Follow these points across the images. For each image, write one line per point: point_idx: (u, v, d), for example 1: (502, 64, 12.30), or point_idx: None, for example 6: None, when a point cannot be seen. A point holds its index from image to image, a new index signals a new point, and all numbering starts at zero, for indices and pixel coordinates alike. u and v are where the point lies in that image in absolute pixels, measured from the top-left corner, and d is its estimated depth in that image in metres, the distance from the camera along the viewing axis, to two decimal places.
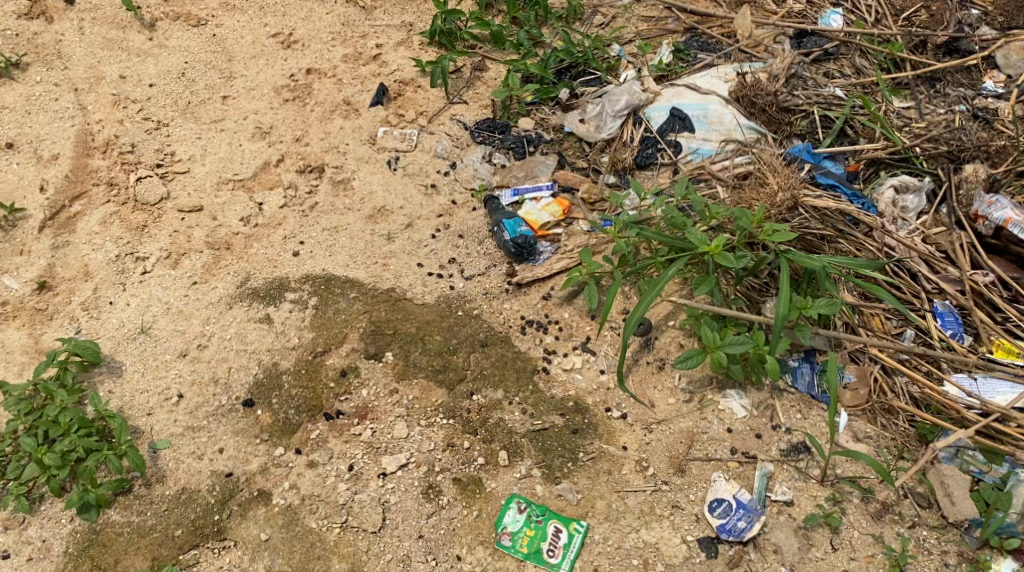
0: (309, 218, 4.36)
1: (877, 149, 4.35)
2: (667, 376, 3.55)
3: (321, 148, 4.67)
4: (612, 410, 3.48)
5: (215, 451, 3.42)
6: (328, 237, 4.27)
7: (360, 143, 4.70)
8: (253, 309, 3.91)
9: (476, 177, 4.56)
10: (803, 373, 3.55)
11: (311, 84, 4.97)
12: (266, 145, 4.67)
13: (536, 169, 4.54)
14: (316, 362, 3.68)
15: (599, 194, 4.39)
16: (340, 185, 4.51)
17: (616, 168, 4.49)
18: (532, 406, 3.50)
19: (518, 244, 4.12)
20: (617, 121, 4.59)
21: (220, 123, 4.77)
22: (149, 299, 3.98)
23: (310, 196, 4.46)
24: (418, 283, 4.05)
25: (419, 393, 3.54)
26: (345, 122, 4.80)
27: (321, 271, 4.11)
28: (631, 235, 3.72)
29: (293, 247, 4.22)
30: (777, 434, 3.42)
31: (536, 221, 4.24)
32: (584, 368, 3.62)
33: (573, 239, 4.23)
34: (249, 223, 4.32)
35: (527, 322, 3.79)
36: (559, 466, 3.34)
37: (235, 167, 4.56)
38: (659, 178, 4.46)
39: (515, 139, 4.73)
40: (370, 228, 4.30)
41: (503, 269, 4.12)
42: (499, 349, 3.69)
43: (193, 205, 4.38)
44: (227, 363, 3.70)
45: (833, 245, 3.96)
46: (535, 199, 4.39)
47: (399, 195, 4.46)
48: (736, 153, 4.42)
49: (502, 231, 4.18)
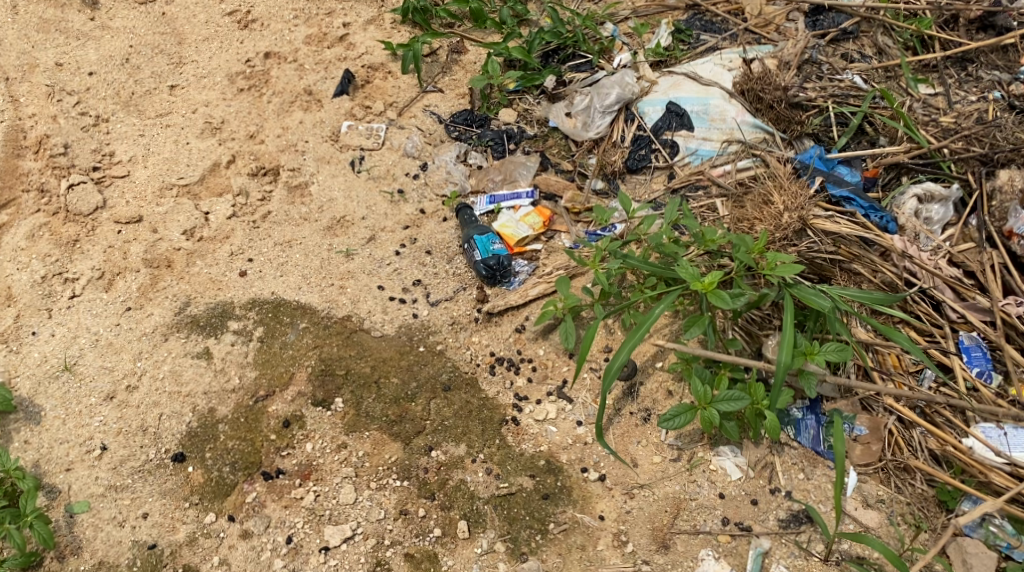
0: (260, 230, 3.91)
1: (900, 152, 3.83)
2: (652, 430, 3.12)
3: (277, 147, 4.20)
4: (588, 471, 3.05)
5: (139, 517, 3.06)
6: (280, 253, 3.82)
7: (321, 141, 4.24)
8: (190, 341, 3.51)
9: (449, 181, 4.08)
10: (808, 427, 3.12)
11: (270, 70, 4.47)
12: (217, 143, 4.21)
13: (516, 171, 4.05)
14: (257, 409, 3.28)
15: (585, 203, 3.90)
16: (296, 191, 4.06)
17: (605, 172, 3.98)
18: (498, 465, 3.08)
19: (491, 266, 3.60)
20: (606, 117, 4.08)
21: (166, 118, 4.30)
22: (76, 329, 3.57)
23: (262, 205, 4.02)
24: (377, 310, 3.57)
25: (371, 449, 3.13)
26: (306, 116, 4.32)
27: (270, 295, 3.66)
28: (614, 264, 3.25)
29: (241, 266, 3.78)
30: (776, 500, 3.00)
31: (513, 235, 3.77)
32: (559, 419, 3.17)
33: (554, 255, 3.75)
34: (192, 237, 3.88)
35: (497, 359, 3.36)
36: (526, 540, 2.93)
37: (180, 171, 4.10)
38: (653, 183, 3.96)
39: (494, 134, 4.24)
40: (327, 242, 3.85)
41: (473, 293, 3.61)
42: (464, 394, 3.25)
43: (131, 216, 3.93)
44: (158, 410, 3.31)
45: (846, 269, 3.45)
46: (512, 208, 3.91)
47: (361, 203, 3.99)
48: (740, 155, 3.91)
49: (473, 248, 3.67)
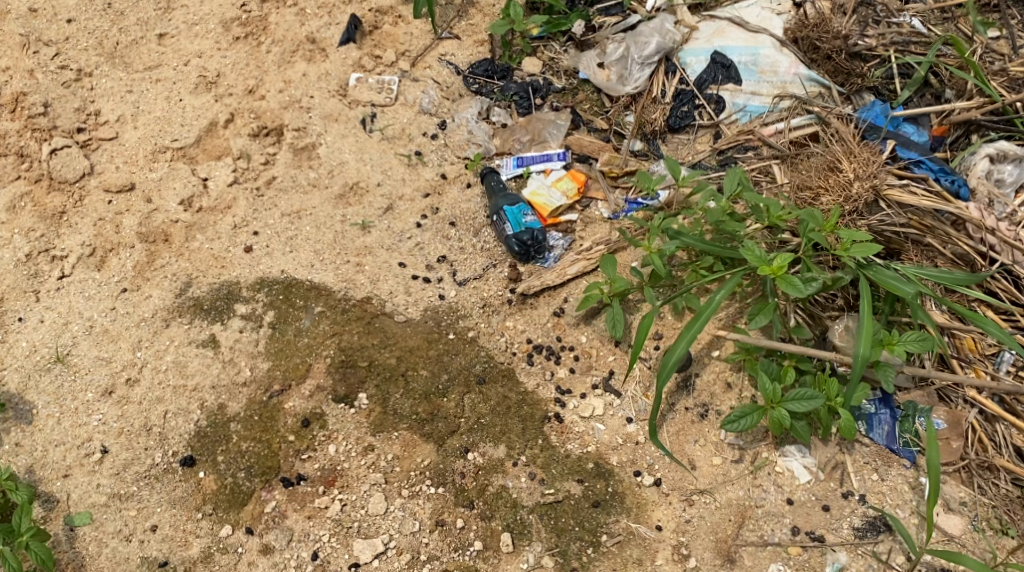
0: (264, 199, 3.55)
1: (972, 107, 3.43)
2: (710, 427, 2.84)
3: (279, 103, 3.81)
4: (642, 475, 2.78)
5: (147, 530, 2.78)
6: (289, 225, 3.47)
7: (328, 96, 3.85)
8: (193, 328, 3.18)
9: (471, 142, 3.73)
10: (881, 422, 2.85)
11: (267, 13, 4.03)
12: (213, 100, 3.82)
13: (544, 129, 3.71)
14: (272, 405, 2.97)
15: (624, 166, 3.55)
16: (303, 154, 3.69)
17: (644, 132, 3.63)
18: (542, 469, 2.79)
19: (524, 241, 3.28)
20: (646, 70, 3.68)
21: (156, 71, 3.89)
22: (67, 314, 3.23)
23: (266, 169, 3.64)
24: (400, 290, 3.25)
25: (401, 451, 2.83)
26: (310, 67, 3.92)
27: (280, 274, 3.33)
28: (668, 246, 2.92)
29: (246, 240, 3.43)
30: (849, 505, 2.74)
31: (547, 206, 3.42)
32: (607, 416, 2.89)
33: (591, 227, 3.43)
34: (190, 207, 3.52)
35: (535, 347, 3.06)
36: (576, 554, 2.67)
37: (174, 132, 3.72)
38: (697, 144, 3.61)
39: (518, 87, 3.87)
40: (339, 212, 3.49)
41: (505, 270, 3.30)
42: (500, 388, 2.95)
43: (121, 184, 3.55)
44: (162, 406, 2.99)
45: (919, 245, 3.08)
46: (543, 171, 3.58)
47: (375, 167, 3.63)
48: (793, 112, 3.54)
49: (504, 221, 3.34)
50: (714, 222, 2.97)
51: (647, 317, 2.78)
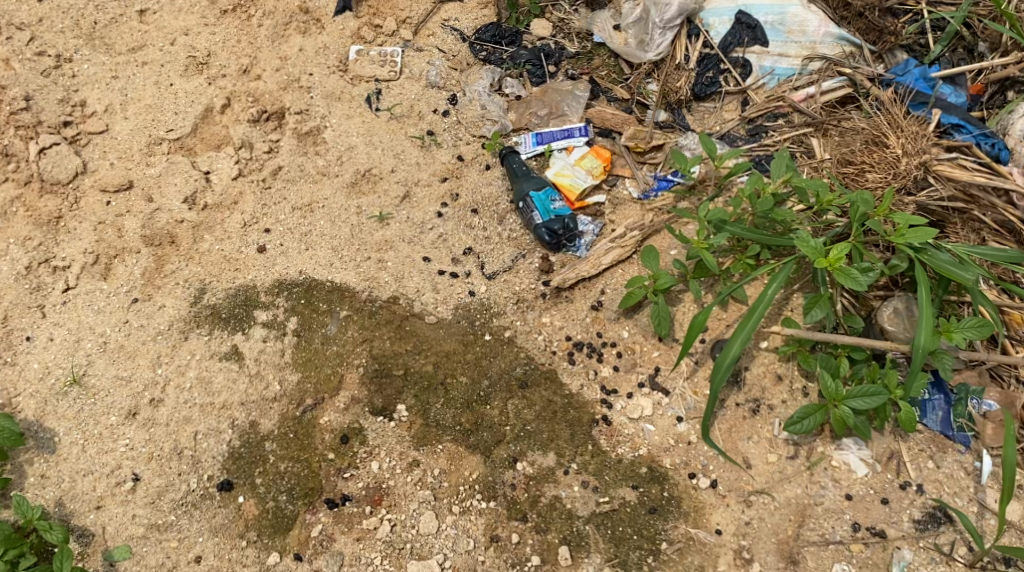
0: (272, 192, 3.36)
1: (1010, 64, 3.29)
2: (763, 423, 2.78)
3: (278, 84, 3.59)
4: (698, 478, 2.72)
5: (191, 562, 2.69)
6: (302, 220, 3.30)
7: (328, 73, 3.63)
8: (213, 339, 3.03)
9: (486, 119, 3.53)
10: (935, 408, 2.80)
11: None
12: (206, 83, 3.59)
13: (562, 100, 3.55)
14: (307, 421, 2.85)
15: (650, 139, 3.41)
16: (308, 138, 3.48)
17: (668, 101, 3.48)
18: (595, 476, 2.72)
19: (555, 231, 3.16)
20: (668, 35, 3.49)
21: (141, 53, 3.63)
22: (78, 330, 3.06)
23: (271, 158, 3.44)
24: (427, 288, 3.13)
25: (448, 465, 2.75)
26: (306, 41, 3.69)
27: (298, 274, 3.18)
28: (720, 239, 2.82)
29: (258, 238, 3.26)
30: (908, 497, 2.71)
31: (574, 188, 3.30)
32: (656, 416, 2.81)
33: (620, 208, 3.30)
34: (195, 205, 3.33)
35: (575, 345, 2.96)
36: (637, 563, 2.61)
37: (168, 122, 3.49)
38: (724, 112, 3.47)
39: (530, 54, 3.67)
40: (354, 203, 3.33)
41: (535, 261, 3.18)
42: (544, 391, 2.86)
43: (118, 182, 3.34)
44: (191, 427, 2.86)
45: (967, 219, 2.96)
46: (565, 149, 3.45)
47: (386, 151, 3.45)
48: (823, 75, 3.42)
49: (531, 208, 3.21)
50: (765, 211, 2.82)
51: (700, 316, 2.70)
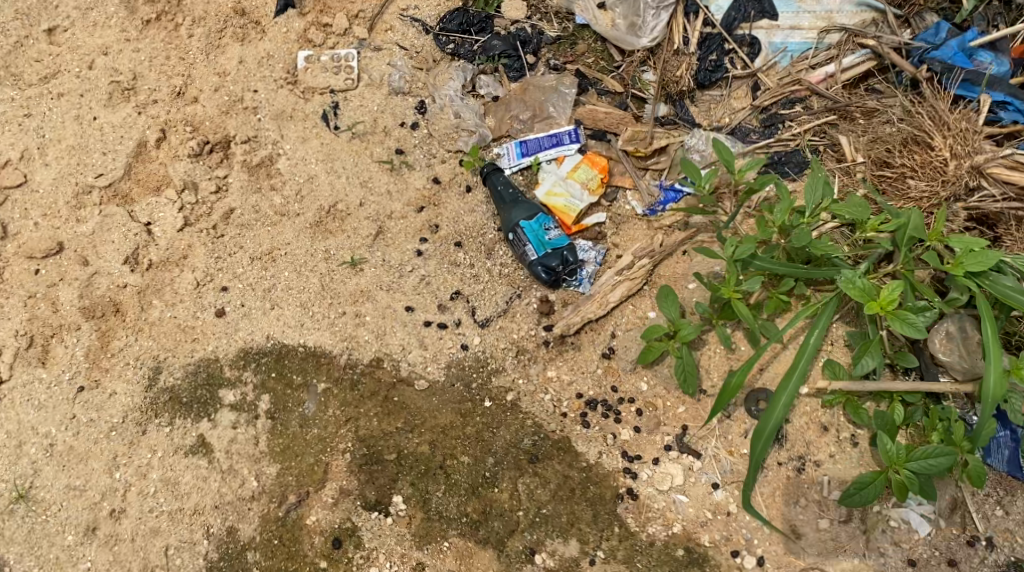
0: (224, 241, 2.93)
1: None
2: (811, 483, 2.44)
3: (218, 107, 3.11)
4: (741, 555, 2.41)
5: None
6: (263, 274, 2.88)
7: (275, 88, 3.15)
8: (176, 431, 2.65)
9: (461, 129, 3.09)
10: (1002, 446, 2.44)
11: None
12: (135, 112, 3.10)
13: (546, 99, 3.10)
14: (293, 522, 2.52)
15: (651, 141, 2.98)
16: (259, 171, 3.03)
17: (668, 93, 3.03)
18: (625, 565, 2.40)
19: (552, 268, 2.75)
20: (663, 15, 3.01)
21: (55, 82, 3.13)
22: (18, 432, 2.67)
23: (220, 200, 3.00)
24: (413, 344, 2.75)
25: (457, 565, 2.44)
26: (245, 51, 3.19)
27: (265, 340, 2.78)
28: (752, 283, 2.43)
29: (215, 300, 2.84)
30: (978, 555, 2.40)
31: (569, 211, 2.90)
32: (689, 485, 2.47)
33: (624, 228, 2.90)
34: (138, 265, 2.89)
35: (588, 403, 2.60)
36: None
37: (95, 165, 3.02)
38: (733, 99, 3.03)
39: (503, 44, 3.19)
40: (320, 246, 2.91)
41: (533, 302, 2.79)
42: (558, 465, 2.50)
43: (45, 247, 2.89)
44: (160, 540, 2.54)
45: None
46: (555, 160, 3.02)
47: (352, 179, 3.01)
48: (843, 49, 2.96)
49: (523, 240, 2.80)
50: (801, 245, 2.40)
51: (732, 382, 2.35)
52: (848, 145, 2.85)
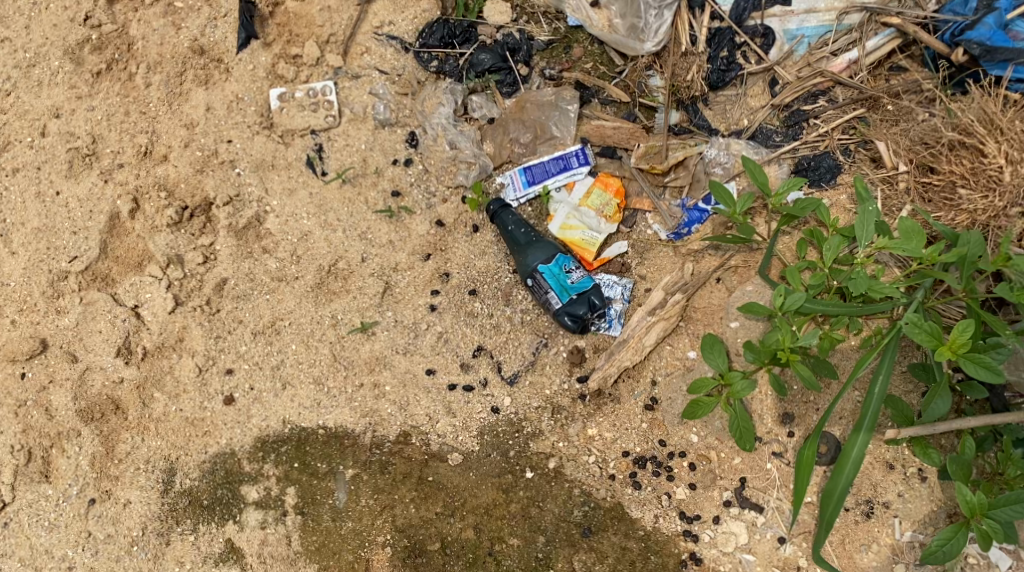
0: (221, 318, 2.71)
1: None
2: (881, 527, 2.31)
3: (192, 165, 2.83)
4: None
5: None
6: (268, 350, 2.67)
7: (251, 134, 2.85)
8: (201, 538, 2.54)
9: (459, 161, 2.83)
10: None
11: (123, 23, 2.89)
12: (101, 181, 2.82)
13: (546, 118, 2.85)
14: None
15: (667, 156, 2.75)
16: (248, 233, 2.79)
17: (679, 98, 2.79)
18: None
19: (580, 317, 2.56)
20: (666, 14, 2.74)
21: (9, 157, 2.85)
22: (33, 558, 2.59)
23: (209, 271, 2.76)
24: (441, 413, 2.57)
25: None
26: (210, 95, 2.87)
27: (282, 426, 2.60)
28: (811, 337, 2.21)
29: (221, 386, 2.64)
30: None
31: (587, 247, 2.70)
32: (754, 542, 2.35)
33: (650, 257, 2.68)
34: (132, 356, 2.68)
35: (636, 462, 2.44)
36: None
37: (67, 247, 2.77)
38: (749, 97, 2.78)
39: (492, 58, 2.89)
40: (325, 311, 2.69)
41: (563, 351, 2.60)
42: (614, 536, 2.37)
43: (28, 348, 2.68)
44: None
45: None
46: (566, 187, 2.79)
47: (349, 232, 2.77)
48: (865, 31, 2.70)
49: (543, 286, 2.59)
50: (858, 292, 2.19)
51: (806, 457, 2.09)
52: (886, 152, 2.62)
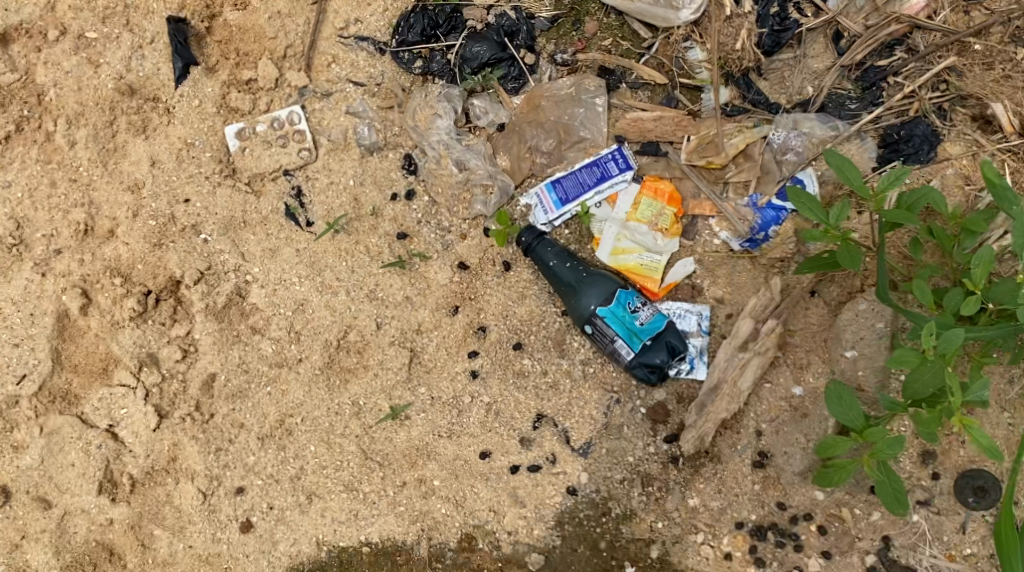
0: (218, 426, 2.22)
1: None
2: None
3: (146, 239, 2.27)
4: None
5: None
6: (282, 458, 2.21)
7: (212, 188, 2.30)
8: None
9: (472, 184, 2.30)
10: None
11: (27, 69, 2.30)
12: (36, 275, 2.27)
13: (569, 116, 2.31)
14: None
15: (727, 145, 2.26)
16: (229, 313, 2.26)
17: (728, 72, 2.27)
18: None
19: (657, 367, 2.11)
20: None
21: None
22: None
23: (191, 368, 2.24)
24: (507, 504, 2.16)
25: None
26: (151, 145, 2.30)
27: (316, 549, 2.20)
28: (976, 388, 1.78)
29: (233, 510, 2.21)
30: None
31: (648, 274, 2.25)
32: None
33: (724, 276, 2.23)
34: (118, 489, 2.21)
35: (755, 534, 2.07)
36: None
37: (11, 365, 2.24)
38: (813, 58, 2.26)
39: (489, 48, 2.32)
40: (342, 399, 2.21)
41: (640, 408, 2.16)
42: None
43: None
44: None
45: None
46: (607, 199, 2.29)
47: (356, 293, 2.26)
48: None
49: (607, 334, 2.12)
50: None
51: (1002, 534, 1.84)
52: (1004, 112, 2.16)
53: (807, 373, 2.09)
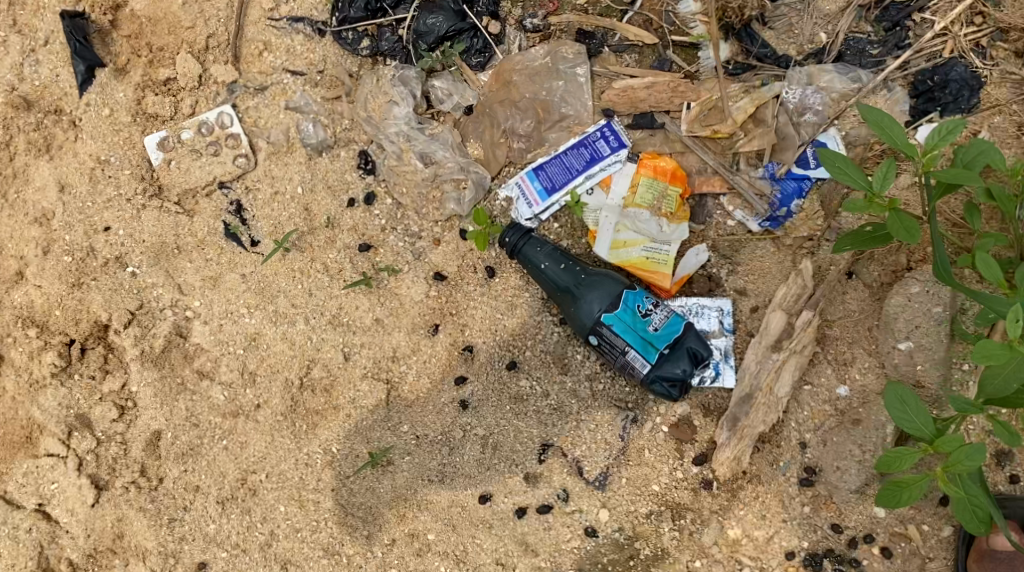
0: (169, 492, 1.89)
1: None
2: None
3: (61, 279, 1.92)
4: None
5: None
6: (248, 524, 1.89)
7: (136, 212, 1.93)
8: None
9: (442, 180, 1.95)
10: None
11: None
12: None
13: (547, 90, 1.97)
14: None
15: (734, 109, 1.92)
16: (170, 358, 1.92)
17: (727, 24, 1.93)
18: None
19: (679, 380, 1.79)
20: None
21: None
22: None
23: (131, 427, 1.91)
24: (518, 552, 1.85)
25: None
26: (57, 167, 1.94)
27: None
28: None
29: None
30: None
31: (657, 269, 1.90)
32: None
33: (743, 263, 1.91)
34: None
35: (809, 563, 1.80)
36: None
37: None
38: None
39: (446, 17, 1.95)
40: (313, 447, 1.90)
41: (661, 428, 1.86)
42: None
43: None
44: None
45: None
46: (600, 183, 1.96)
47: (318, 322, 1.92)
48: None
49: (617, 344, 1.79)
50: None
51: None
52: None
53: (853, 369, 1.80)
